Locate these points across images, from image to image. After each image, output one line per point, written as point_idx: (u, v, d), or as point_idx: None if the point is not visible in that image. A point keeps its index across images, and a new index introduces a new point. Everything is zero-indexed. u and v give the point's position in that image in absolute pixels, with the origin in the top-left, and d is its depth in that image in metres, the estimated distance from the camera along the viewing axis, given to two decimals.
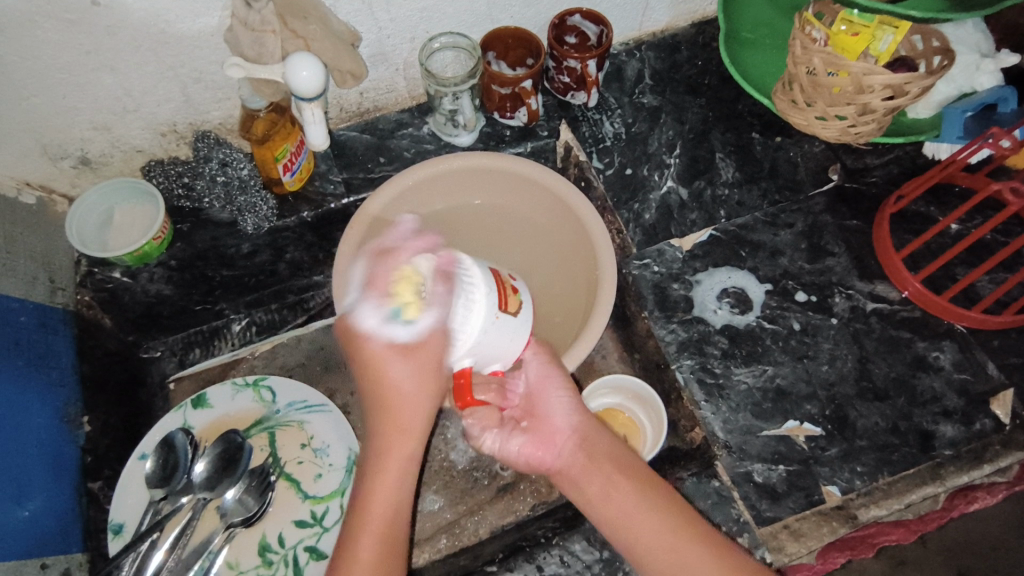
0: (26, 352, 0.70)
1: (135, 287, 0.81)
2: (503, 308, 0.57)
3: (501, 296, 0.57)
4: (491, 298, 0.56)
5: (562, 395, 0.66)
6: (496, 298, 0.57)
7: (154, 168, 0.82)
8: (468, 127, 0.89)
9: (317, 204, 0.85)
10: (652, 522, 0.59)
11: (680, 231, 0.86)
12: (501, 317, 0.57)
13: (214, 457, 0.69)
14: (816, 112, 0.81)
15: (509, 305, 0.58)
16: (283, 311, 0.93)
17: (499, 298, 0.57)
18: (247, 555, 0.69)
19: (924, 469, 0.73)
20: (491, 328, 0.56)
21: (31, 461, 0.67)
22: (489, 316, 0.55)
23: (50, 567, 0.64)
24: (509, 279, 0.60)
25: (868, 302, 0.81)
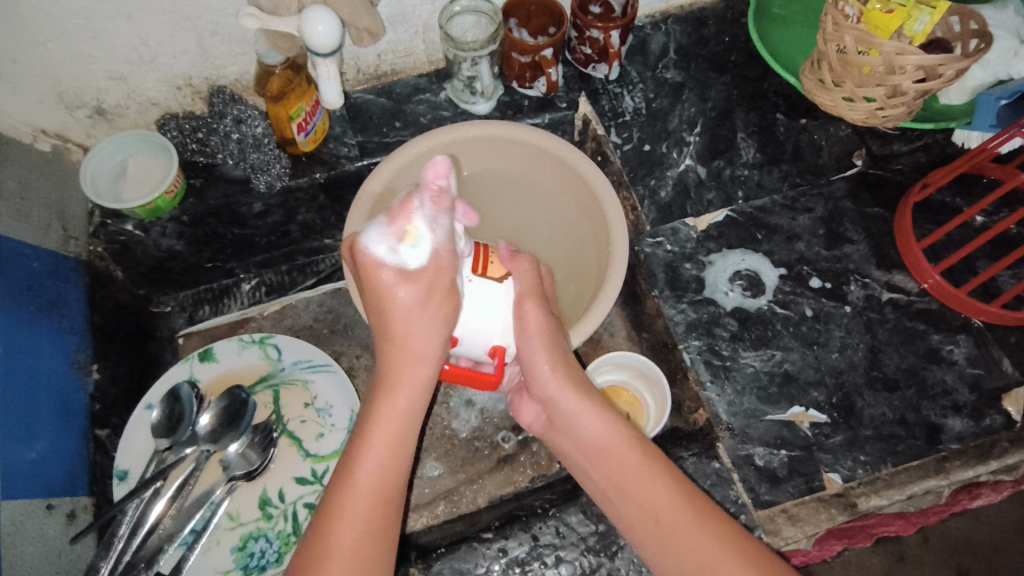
0: (38, 298, 0.71)
1: (147, 241, 0.81)
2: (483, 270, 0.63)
3: (484, 259, 0.63)
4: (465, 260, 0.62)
5: (542, 363, 0.62)
6: (473, 260, 0.62)
7: (169, 123, 0.83)
8: (486, 95, 0.88)
9: (330, 166, 0.84)
10: (652, 494, 0.57)
11: (696, 210, 0.84)
12: (474, 280, 0.62)
13: (219, 411, 0.70)
14: (844, 93, 0.79)
15: (490, 270, 0.63)
16: (292, 273, 0.94)
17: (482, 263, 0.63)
18: (248, 507, 0.70)
19: (929, 462, 0.72)
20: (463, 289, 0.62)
21: (40, 404, 0.68)
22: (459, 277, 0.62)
23: (56, 508, 0.66)
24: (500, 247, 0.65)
25: (884, 292, 0.80)
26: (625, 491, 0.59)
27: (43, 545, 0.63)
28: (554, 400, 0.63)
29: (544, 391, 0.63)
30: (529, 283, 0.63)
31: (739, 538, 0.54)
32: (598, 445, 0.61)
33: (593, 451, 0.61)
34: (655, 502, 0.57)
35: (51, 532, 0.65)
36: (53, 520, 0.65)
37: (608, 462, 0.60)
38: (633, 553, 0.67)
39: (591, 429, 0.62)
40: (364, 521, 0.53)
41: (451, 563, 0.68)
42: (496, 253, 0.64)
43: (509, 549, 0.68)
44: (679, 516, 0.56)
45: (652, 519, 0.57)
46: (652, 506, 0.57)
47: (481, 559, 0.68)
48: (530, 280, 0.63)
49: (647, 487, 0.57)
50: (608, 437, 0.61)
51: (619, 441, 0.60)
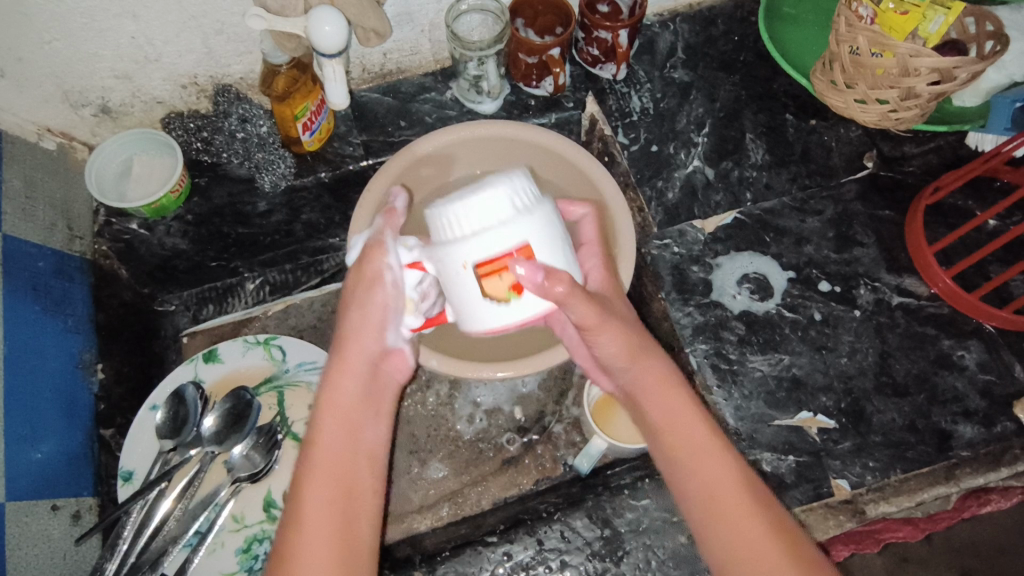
0: (43, 298, 0.71)
1: (152, 240, 0.81)
2: (492, 267, 0.53)
3: (491, 262, 0.52)
4: (478, 234, 0.52)
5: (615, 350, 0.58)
6: (490, 254, 0.52)
7: (174, 122, 0.82)
8: (493, 94, 0.87)
9: (335, 165, 0.84)
10: (715, 472, 0.55)
11: (703, 212, 0.84)
12: (466, 267, 0.53)
13: (223, 413, 0.71)
14: (856, 95, 0.77)
15: (490, 284, 0.53)
16: (297, 272, 0.94)
17: (510, 253, 0.52)
18: (252, 509, 0.70)
19: (939, 468, 0.71)
20: (451, 257, 0.53)
21: (45, 404, 0.68)
22: (462, 243, 0.52)
23: (61, 509, 0.66)
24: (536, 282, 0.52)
25: (894, 296, 0.79)
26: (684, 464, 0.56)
27: (48, 546, 0.63)
28: (630, 381, 0.60)
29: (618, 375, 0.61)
30: (593, 314, 0.56)
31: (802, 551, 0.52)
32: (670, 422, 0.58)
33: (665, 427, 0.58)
34: (716, 479, 0.55)
35: (55, 533, 0.65)
36: (58, 521, 0.65)
37: (675, 437, 0.57)
38: (639, 558, 0.67)
39: (657, 404, 0.58)
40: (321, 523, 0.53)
41: (456, 566, 0.67)
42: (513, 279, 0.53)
43: (514, 553, 0.68)
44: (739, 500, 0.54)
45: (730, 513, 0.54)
46: (710, 486, 0.55)
47: (485, 563, 0.67)
48: (590, 312, 0.55)
49: (709, 466, 0.55)
50: (680, 414, 0.58)
51: (693, 419, 0.57)
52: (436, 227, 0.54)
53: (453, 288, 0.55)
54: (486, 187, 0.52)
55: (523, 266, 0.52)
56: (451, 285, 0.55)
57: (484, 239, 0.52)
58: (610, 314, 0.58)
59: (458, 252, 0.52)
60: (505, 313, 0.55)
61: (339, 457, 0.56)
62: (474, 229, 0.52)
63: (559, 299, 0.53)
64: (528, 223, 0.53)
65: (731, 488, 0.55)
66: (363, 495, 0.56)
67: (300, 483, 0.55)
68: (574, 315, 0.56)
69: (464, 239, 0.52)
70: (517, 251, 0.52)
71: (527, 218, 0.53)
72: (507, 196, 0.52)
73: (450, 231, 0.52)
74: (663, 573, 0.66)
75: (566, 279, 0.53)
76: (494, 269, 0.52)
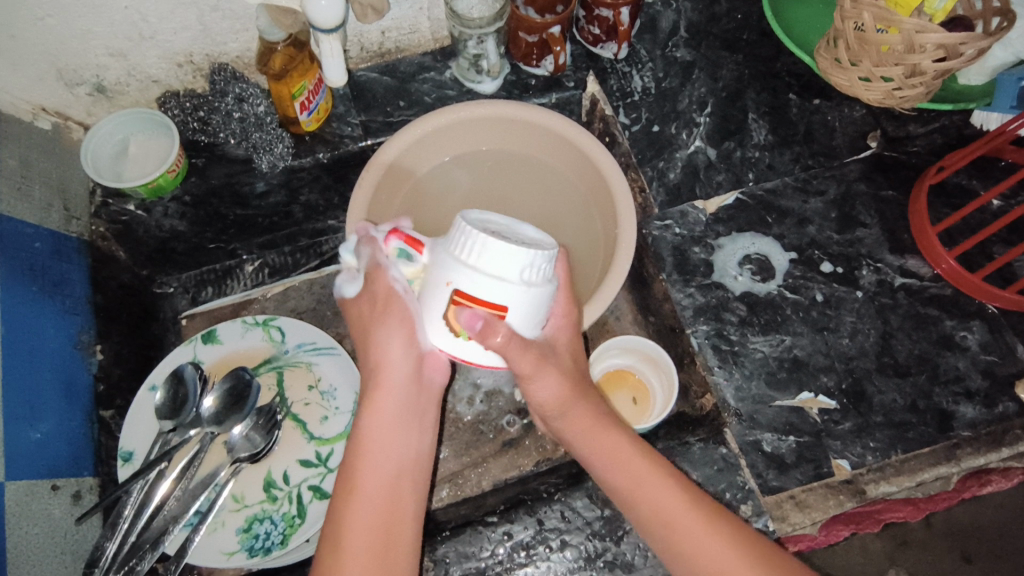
0: (40, 278, 0.70)
1: (149, 221, 0.80)
2: (466, 303, 0.52)
3: (467, 300, 0.51)
4: (476, 273, 0.50)
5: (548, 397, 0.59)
6: (478, 296, 0.51)
7: (169, 100, 0.81)
8: (492, 73, 0.86)
9: (334, 145, 0.83)
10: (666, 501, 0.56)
11: (705, 193, 0.83)
12: (449, 285, 0.52)
13: (223, 394, 0.70)
14: (861, 72, 0.76)
15: (456, 313, 0.53)
16: (296, 254, 0.93)
17: (484, 303, 0.51)
18: (252, 489, 0.70)
19: (940, 448, 0.71)
20: (444, 270, 0.52)
21: (44, 384, 0.67)
22: (459, 268, 0.51)
23: (61, 489, 0.66)
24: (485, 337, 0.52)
25: (897, 277, 0.78)
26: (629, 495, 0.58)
27: (48, 525, 0.63)
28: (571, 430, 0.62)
29: (557, 423, 0.62)
30: (529, 364, 0.55)
31: (749, 539, 0.54)
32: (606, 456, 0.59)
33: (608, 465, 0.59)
34: (660, 499, 0.56)
35: (56, 513, 0.64)
36: (58, 500, 0.65)
37: (611, 472, 0.59)
38: (639, 538, 0.67)
39: (598, 445, 0.60)
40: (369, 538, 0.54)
41: (455, 546, 0.67)
42: (470, 318, 0.52)
43: (514, 532, 0.68)
44: (683, 511, 0.55)
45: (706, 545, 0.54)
46: (652, 506, 0.56)
47: (486, 542, 0.67)
48: (524, 361, 0.55)
49: (649, 486, 0.57)
50: (622, 453, 0.59)
51: (628, 450, 0.59)
52: (454, 238, 0.51)
53: (430, 291, 0.54)
54: (516, 246, 0.49)
55: (481, 314, 0.51)
56: (427, 283, 0.54)
57: (479, 282, 0.50)
58: (550, 366, 0.58)
59: (452, 274, 0.51)
60: (452, 341, 0.55)
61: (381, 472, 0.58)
62: (478, 270, 0.50)
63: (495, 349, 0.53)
64: (523, 296, 0.51)
65: (671, 499, 0.56)
66: (409, 502, 0.58)
67: (342, 500, 0.56)
68: (509, 362, 0.55)
69: (464, 269, 0.51)
70: (496, 304, 0.51)
71: (526, 291, 0.51)
72: (525, 264, 0.50)
73: (459, 252, 0.50)
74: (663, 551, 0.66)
75: (507, 332, 0.52)
76: (466, 304, 0.51)
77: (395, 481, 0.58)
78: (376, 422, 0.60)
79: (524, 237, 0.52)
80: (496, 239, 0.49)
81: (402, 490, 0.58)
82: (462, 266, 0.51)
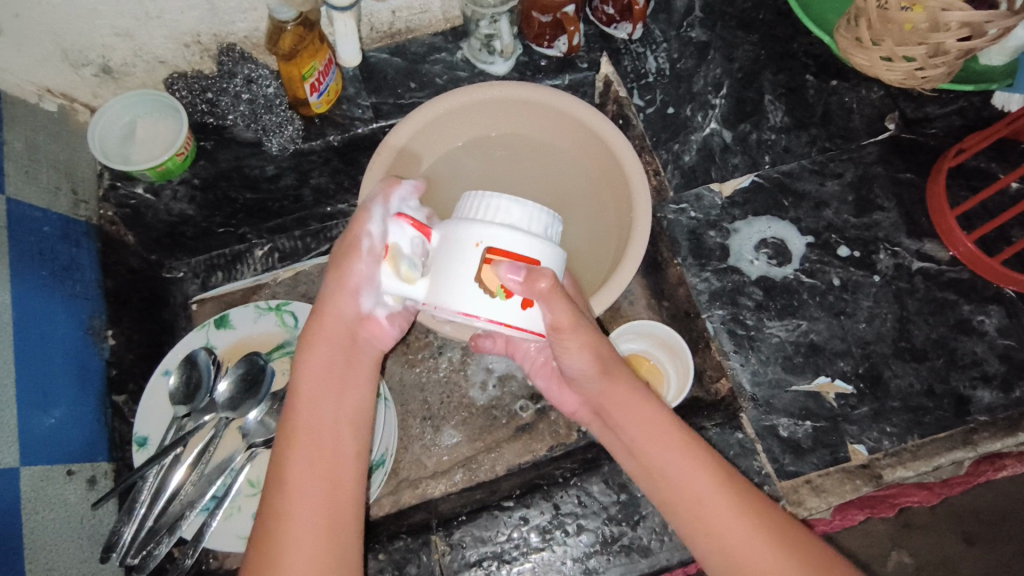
0: (50, 263, 0.69)
1: (158, 206, 0.79)
2: (501, 258, 0.52)
3: (500, 255, 0.52)
4: (502, 231, 0.53)
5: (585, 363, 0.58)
6: (510, 250, 0.53)
7: (177, 82, 0.79)
8: (505, 54, 0.84)
9: (344, 127, 0.82)
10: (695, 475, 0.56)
11: (720, 176, 0.82)
12: (478, 246, 0.53)
13: (236, 378, 0.70)
14: (882, 52, 0.74)
15: (490, 269, 0.52)
16: (306, 239, 0.92)
17: (518, 256, 0.52)
18: (268, 474, 0.70)
19: (957, 433, 0.71)
20: (469, 236, 0.53)
21: (57, 370, 0.67)
22: (484, 231, 0.53)
23: (76, 474, 0.65)
24: (530, 282, 0.51)
25: (914, 261, 0.78)
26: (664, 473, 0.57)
27: (64, 510, 0.63)
28: (598, 394, 0.61)
29: (589, 387, 0.61)
30: (567, 315, 0.54)
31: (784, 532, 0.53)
32: (642, 429, 0.58)
33: (641, 438, 0.58)
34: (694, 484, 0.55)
35: (72, 498, 0.64)
36: (73, 485, 0.65)
37: (652, 449, 0.58)
38: (656, 522, 0.67)
39: (635, 416, 0.59)
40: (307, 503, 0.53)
41: (471, 530, 0.68)
42: (509, 269, 0.52)
43: (531, 517, 0.68)
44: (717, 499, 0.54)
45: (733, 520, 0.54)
46: (689, 490, 0.55)
47: (502, 527, 0.68)
48: (566, 312, 0.54)
49: (682, 462, 0.56)
50: (655, 423, 0.58)
51: (665, 425, 0.58)
52: (474, 207, 0.55)
53: (452, 262, 0.53)
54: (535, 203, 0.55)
55: (520, 264, 0.52)
56: (448, 258, 0.54)
57: (511, 236, 0.53)
58: (586, 324, 0.57)
59: (480, 232, 0.53)
60: (488, 305, 0.53)
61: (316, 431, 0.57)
62: (505, 225, 0.53)
63: (540, 297, 0.52)
64: (550, 250, 0.54)
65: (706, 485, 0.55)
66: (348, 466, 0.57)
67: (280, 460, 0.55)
68: (551, 313, 0.54)
69: (490, 230, 0.53)
70: (529, 257, 0.53)
71: (552, 245, 0.54)
72: (545, 218, 0.55)
73: (483, 214, 0.53)
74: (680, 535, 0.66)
75: (551, 274, 0.52)
76: (502, 258, 0.52)
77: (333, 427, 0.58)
78: (319, 374, 0.59)
79: None
80: (516, 201, 0.54)
81: (339, 441, 0.57)
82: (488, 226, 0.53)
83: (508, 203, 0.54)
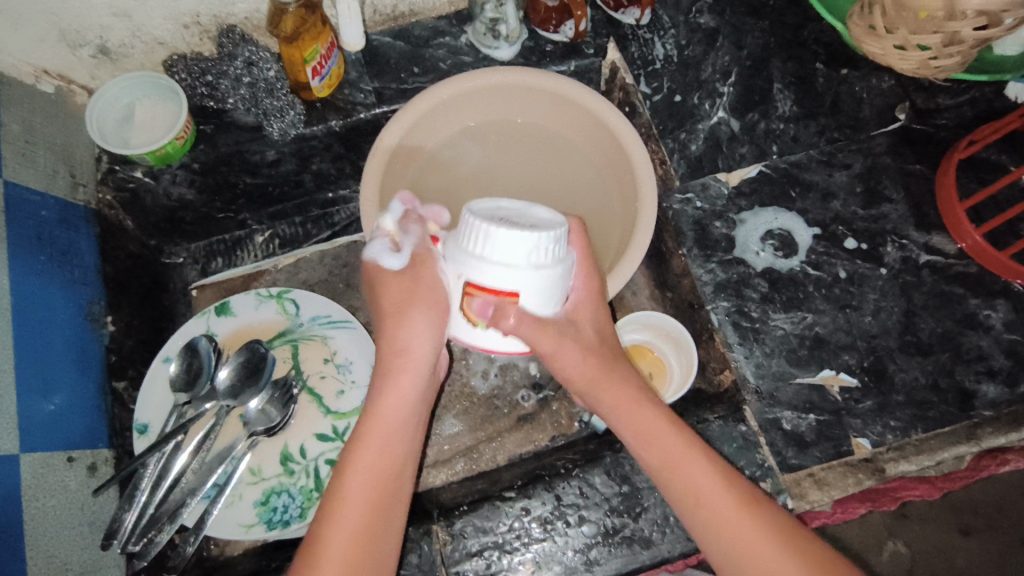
0: (48, 248, 0.68)
1: (157, 189, 0.79)
2: (477, 293, 0.55)
3: (478, 291, 0.55)
4: (482, 264, 0.53)
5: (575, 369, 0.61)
6: (486, 286, 0.54)
7: (177, 63, 0.78)
8: (511, 38, 0.83)
9: (346, 112, 0.80)
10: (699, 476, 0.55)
11: (727, 165, 0.81)
12: (462, 278, 0.55)
13: (237, 366, 0.69)
14: (895, 41, 0.72)
15: (471, 304, 0.56)
16: (307, 225, 0.90)
17: (493, 291, 0.54)
18: (269, 462, 0.70)
19: (960, 428, 0.71)
20: (455, 265, 0.55)
21: (56, 356, 0.66)
22: (466, 264, 0.54)
23: (77, 461, 0.65)
24: (497, 323, 0.55)
25: (922, 254, 0.77)
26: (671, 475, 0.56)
27: (65, 497, 0.62)
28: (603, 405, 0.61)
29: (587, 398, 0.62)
30: (546, 341, 0.58)
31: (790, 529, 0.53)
32: (642, 430, 0.58)
33: (642, 441, 0.58)
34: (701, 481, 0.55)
35: (72, 485, 0.64)
36: (74, 472, 0.64)
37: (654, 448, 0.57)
38: (658, 514, 0.67)
39: (630, 423, 0.59)
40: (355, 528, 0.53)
41: (473, 521, 0.68)
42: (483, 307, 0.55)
43: (532, 508, 0.68)
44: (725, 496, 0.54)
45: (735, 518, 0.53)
46: (692, 489, 0.55)
47: (504, 517, 0.68)
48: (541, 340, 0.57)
49: (694, 468, 0.56)
50: (652, 424, 0.58)
51: (665, 425, 0.58)
52: (463, 232, 0.54)
53: (444, 285, 0.58)
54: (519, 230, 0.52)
55: (491, 299, 0.55)
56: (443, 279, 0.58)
57: (488, 272, 0.53)
58: (569, 337, 0.59)
59: (463, 266, 0.54)
60: (471, 331, 0.59)
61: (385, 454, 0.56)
62: (485, 258, 0.53)
63: (510, 330, 0.55)
64: (531, 281, 0.53)
65: (716, 485, 0.55)
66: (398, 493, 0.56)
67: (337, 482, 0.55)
68: (527, 342, 0.57)
69: (472, 262, 0.54)
70: (504, 293, 0.54)
71: (535, 274, 0.53)
72: (530, 248, 0.52)
73: (467, 244, 0.53)
74: (681, 527, 0.66)
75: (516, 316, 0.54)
76: (479, 294, 0.55)
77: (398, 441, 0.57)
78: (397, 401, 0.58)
79: (535, 219, 0.54)
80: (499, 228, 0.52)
81: (394, 461, 0.57)
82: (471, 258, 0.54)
83: (489, 232, 0.52)
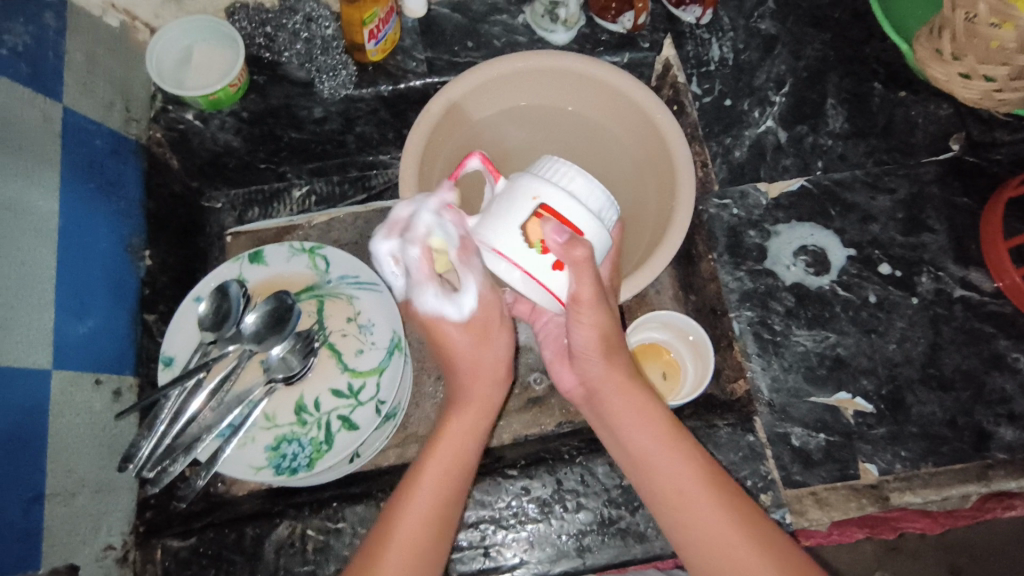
0: (97, 177, 0.70)
1: (205, 133, 0.80)
2: (549, 217, 0.53)
3: (550, 215, 0.54)
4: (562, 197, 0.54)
5: (589, 335, 0.58)
6: (562, 217, 0.54)
7: (239, 11, 0.79)
8: (568, 23, 0.82)
9: (396, 79, 0.81)
10: (679, 467, 0.56)
11: (769, 176, 0.80)
12: (534, 200, 0.54)
13: (265, 313, 0.71)
14: (961, 68, 0.71)
15: (534, 227, 0.54)
16: (344, 185, 0.91)
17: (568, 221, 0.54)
18: (284, 410, 0.71)
19: (972, 467, 0.70)
20: (530, 188, 0.55)
21: (95, 282, 0.69)
22: (541, 190, 0.54)
23: (103, 384, 0.68)
24: (567, 251, 0.52)
25: (956, 288, 0.76)
26: (649, 465, 0.57)
27: (89, 417, 0.65)
28: (601, 376, 0.61)
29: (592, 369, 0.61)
30: (591, 291, 0.55)
31: (767, 536, 0.53)
32: (635, 410, 0.59)
33: (632, 423, 0.59)
34: (682, 479, 0.55)
35: (97, 406, 0.66)
36: (99, 395, 0.67)
37: (638, 433, 0.58)
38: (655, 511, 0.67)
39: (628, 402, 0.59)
40: (419, 526, 0.55)
41: (473, 493, 0.69)
42: (554, 232, 0.53)
43: (532, 488, 0.69)
44: (704, 497, 0.54)
45: (710, 513, 0.54)
46: (673, 484, 0.56)
47: (503, 493, 0.69)
48: (590, 286, 0.55)
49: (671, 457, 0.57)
50: (642, 406, 0.59)
51: (654, 413, 0.59)
52: (543, 166, 0.56)
53: (506, 205, 0.55)
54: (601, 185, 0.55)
55: (566, 229, 0.53)
56: (502, 199, 0.55)
57: (567, 201, 0.54)
58: (604, 303, 0.57)
59: (539, 187, 0.54)
60: (520, 254, 0.54)
61: (455, 464, 0.59)
62: (566, 189, 0.54)
63: (572, 265, 0.53)
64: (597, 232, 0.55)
65: (697, 490, 0.55)
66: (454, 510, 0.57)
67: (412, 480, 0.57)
68: (574, 283, 0.54)
69: (549, 189, 0.54)
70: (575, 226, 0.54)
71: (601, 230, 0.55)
72: (605, 202, 0.55)
73: (551, 172, 0.54)
74: None
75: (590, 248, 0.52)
76: (551, 218, 0.53)
77: (461, 475, 0.58)
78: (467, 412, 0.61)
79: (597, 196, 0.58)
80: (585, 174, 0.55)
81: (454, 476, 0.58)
82: (548, 184, 0.54)
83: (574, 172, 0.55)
